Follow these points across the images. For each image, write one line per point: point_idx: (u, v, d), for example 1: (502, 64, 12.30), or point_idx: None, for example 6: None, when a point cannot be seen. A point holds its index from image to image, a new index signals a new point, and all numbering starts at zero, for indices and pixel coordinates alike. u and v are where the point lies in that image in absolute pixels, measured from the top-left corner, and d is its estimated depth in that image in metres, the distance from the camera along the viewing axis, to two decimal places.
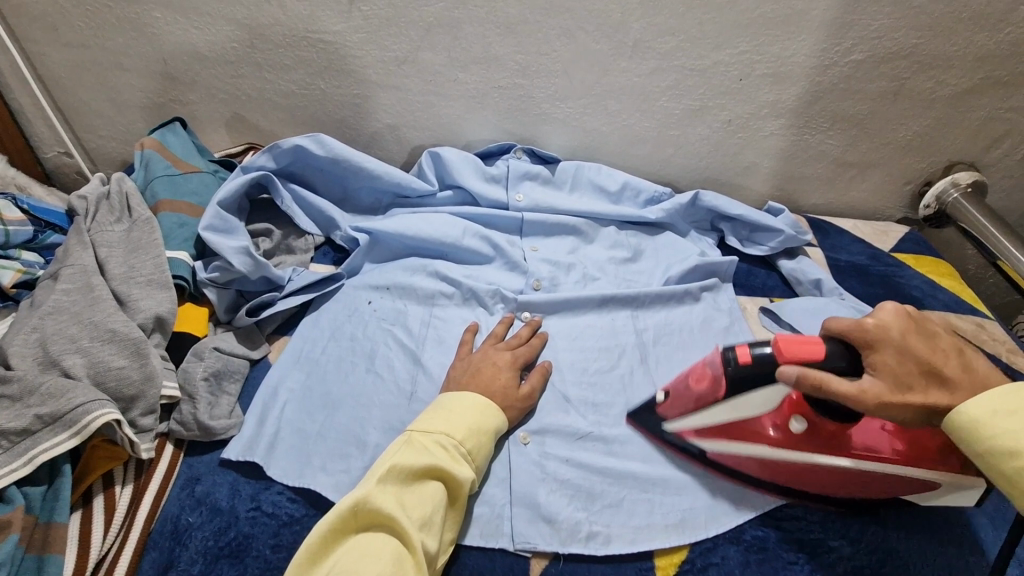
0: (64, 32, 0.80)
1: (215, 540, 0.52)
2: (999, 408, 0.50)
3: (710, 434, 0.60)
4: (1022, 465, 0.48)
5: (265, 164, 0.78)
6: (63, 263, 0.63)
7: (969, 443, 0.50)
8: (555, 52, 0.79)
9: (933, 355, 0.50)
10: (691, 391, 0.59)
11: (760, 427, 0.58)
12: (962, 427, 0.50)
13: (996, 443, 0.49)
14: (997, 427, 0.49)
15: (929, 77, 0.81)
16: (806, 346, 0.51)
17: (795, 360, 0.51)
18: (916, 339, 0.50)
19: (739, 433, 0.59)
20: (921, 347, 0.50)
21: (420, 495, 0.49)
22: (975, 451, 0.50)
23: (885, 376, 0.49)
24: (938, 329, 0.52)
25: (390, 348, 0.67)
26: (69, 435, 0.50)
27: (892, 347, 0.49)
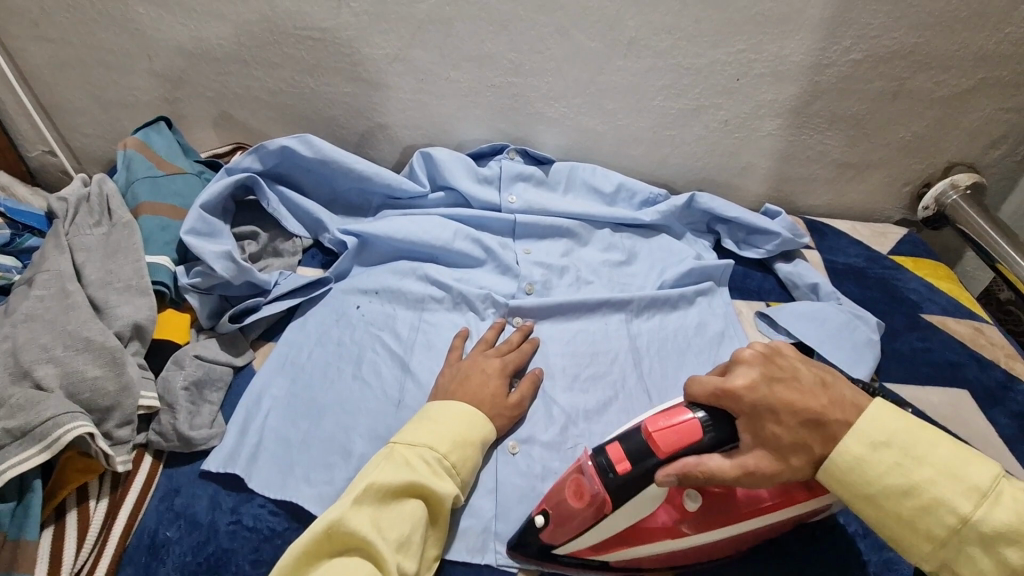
0: (47, 28, 0.78)
1: (193, 555, 0.51)
2: (876, 440, 0.45)
3: (612, 545, 0.52)
4: (914, 506, 0.44)
5: (251, 165, 0.76)
6: (38, 268, 0.62)
7: (851, 487, 0.45)
8: (549, 50, 0.78)
9: (803, 400, 0.46)
10: (574, 511, 0.51)
11: (654, 522, 0.52)
12: (844, 470, 0.45)
13: (886, 484, 0.44)
14: (880, 466, 0.44)
15: (928, 76, 0.80)
16: (676, 432, 0.47)
17: (673, 452, 0.47)
18: (782, 388, 0.47)
19: (636, 537, 0.52)
20: (792, 396, 0.46)
21: (398, 514, 0.48)
22: (859, 495, 0.45)
23: (765, 444, 0.46)
24: (797, 363, 0.49)
25: (377, 353, 0.66)
26: (39, 449, 0.49)
27: (764, 410, 0.46)
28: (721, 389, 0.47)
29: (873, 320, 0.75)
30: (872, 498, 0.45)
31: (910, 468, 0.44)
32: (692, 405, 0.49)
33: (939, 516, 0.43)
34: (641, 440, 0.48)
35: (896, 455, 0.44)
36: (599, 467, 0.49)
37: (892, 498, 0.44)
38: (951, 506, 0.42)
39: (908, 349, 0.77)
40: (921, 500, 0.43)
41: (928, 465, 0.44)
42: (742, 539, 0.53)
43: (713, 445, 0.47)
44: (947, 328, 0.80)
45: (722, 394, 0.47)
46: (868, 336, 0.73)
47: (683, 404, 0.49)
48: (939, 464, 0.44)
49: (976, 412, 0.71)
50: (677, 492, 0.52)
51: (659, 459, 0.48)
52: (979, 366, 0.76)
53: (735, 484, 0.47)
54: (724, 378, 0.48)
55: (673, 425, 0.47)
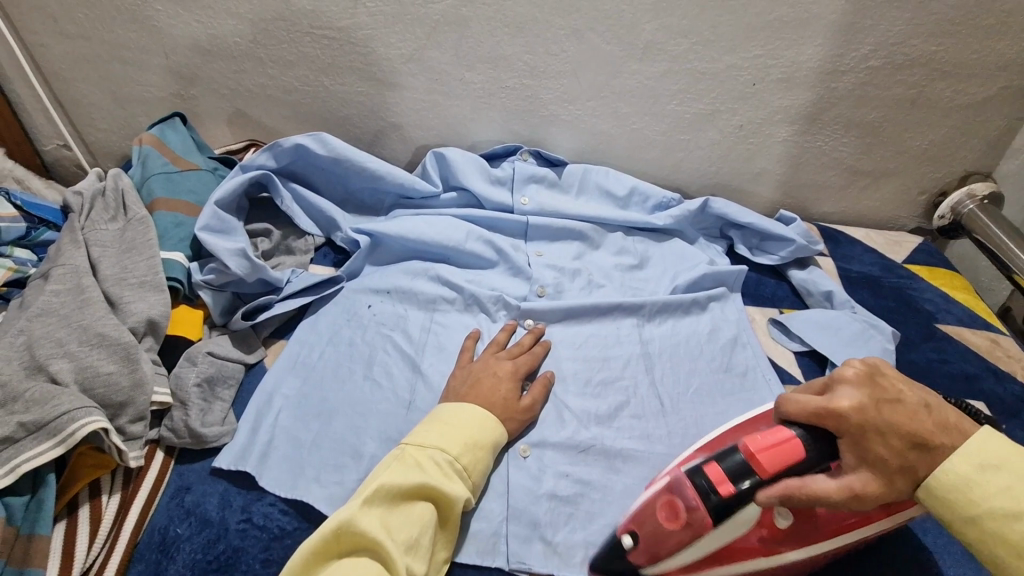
0: (65, 23, 0.79)
1: (204, 553, 0.51)
2: (986, 461, 0.45)
3: (700, 563, 0.51)
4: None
5: (264, 162, 0.77)
6: (53, 263, 0.62)
7: (956, 507, 0.45)
8: (564, 53, 0.77)
9: (912, 424, 0.45)
10: (666, 531, 0.49)
11: (747, 541, 0.50)
12: (949, 487, 0.45)
13: (992, 505, 0.44)
14: (988, 486, 0.44)
15: (948, 84, 0.79)
16: (782, 452, 0.46)
17: (776, 473, 0.46)
18: (889, 410, 0.46)
19: (727, 557, 0.51)
20: (900, 419, 0.45)
21: (406, 516, 0.48)
22: (964, 516, 0.45)
23: (870, 465, 0.45)
24: (901, 384, 0.48)
25: (388, 354, 0.66)
26: (53, 444, 0.49)
27: (873, 432, 0.45)
28: (826, 410, 0.46)
29: (887, 330, 0.74)
30: (977, 519, 0.44)
31: (1022, 492, 0.44)
32: (792, 424, 0.48)
33: None
34: (742, 458, 0.47)
35: (1011, 481, 0.44)
36: (700, 491, 0.47)
37: (999, 521, 0.44)
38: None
39: (925, 361, 0.76)
40: None
41: None
42: (821, 556, 0.53)
43: (814, 464, 0.46)
44: (962, 339, 0.79)
45: (827, 414, 0.46)
46: (883, 346, 0.72)
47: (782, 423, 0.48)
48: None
49: (993, 426, 0.70)
50: (767, 512, 0.50)
51: (760, 481, 0.46)
52: (996, 378, 0.75)
53: (847, 506, 0.46)
54: (829, 397, 0.47)
55: (775, 437, 0.47)
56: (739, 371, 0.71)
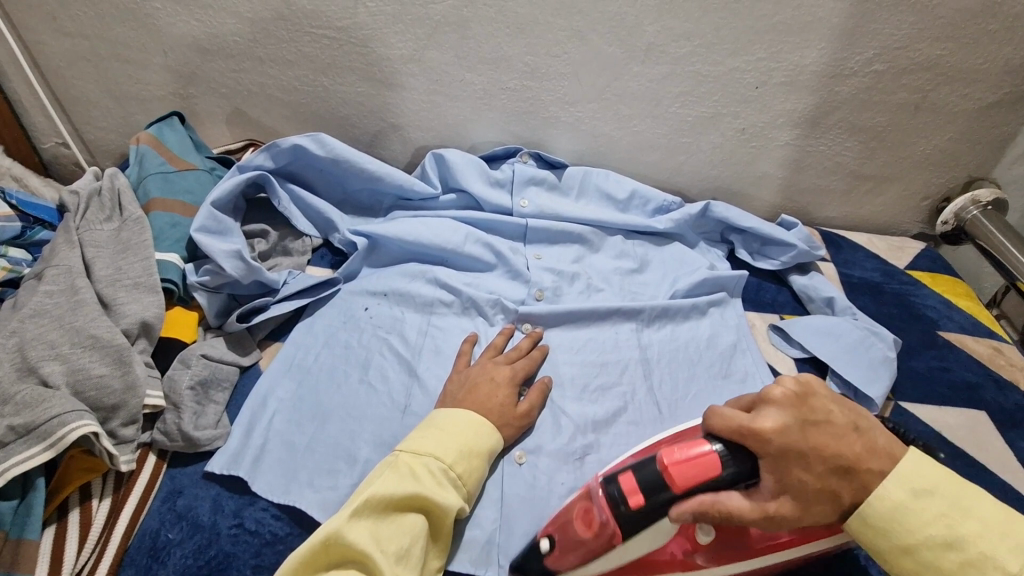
0: (63, 21, 0.78)
1: (194, 558, 0.50)
2: (918, 487, 0.44)
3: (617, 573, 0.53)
4: (959, 561, 0.43)
5: (262, 163, 0.76)
6: (47, 263, 0.62)
7: (894, 537, 0.44)
8: (566, 54, 0.77)
9: (836, 447, 0.45)
10: (581, 538, 0.50)
11: (664, 554, 0.52)
12: (886, 517, 0.44)
13: (928, 535, 0.43)
14: (923, 514, 0.44)
15: (952, 89, 0.78)
16: (694, 467, 0.46)
17: (688, 487, 0.46)
18: (813, 433, 0.45)
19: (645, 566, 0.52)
20: (823, 442, 0.45)
21: (397, 526, 0.47)
22: (899, 545, 0.44)
23: (789, 490, 0.45)
24: (832, 406, 0.47)
25: (384, 357, 0.65)
26: (44, 448, 0.48)
27: (794, 455, 0.44)
28: (747, 430, 0.45)
29: (888, 337, 0.73)
30: (910, 550, 0.44)
31: (955, 519, 0.43)
32: (713, 439, 0.47)
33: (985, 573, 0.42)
34: (654, 470, 0.47)
35: (942, 508, 0.44)
36: (610, 499, 0.48)
37: (933, 550, 0.43)
38: (989, 555, 0.42)
39: (926, 369, 0.75)
40: (964, 555, 0.42)
41: (972, 518, 0.43)
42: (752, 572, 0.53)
43: (733, 481, 0.46)
44: (964, 347, 0.79)
45: (749, 435, 0.45)
46: (884, 354, 0.71)
47: (704, 438, 0.48)
48: (980, 516, 0.43)
49: (994, 436, 0.69)
50: (690, 527, 0.51)
51: (673, 492, 0.46)
52: (997, 387, 0.74)
53: (761, 526, 0.46)
54: (751, 417, 0.46)
55: (692, 453, 0.46)
56: (737, 377, 0.70)
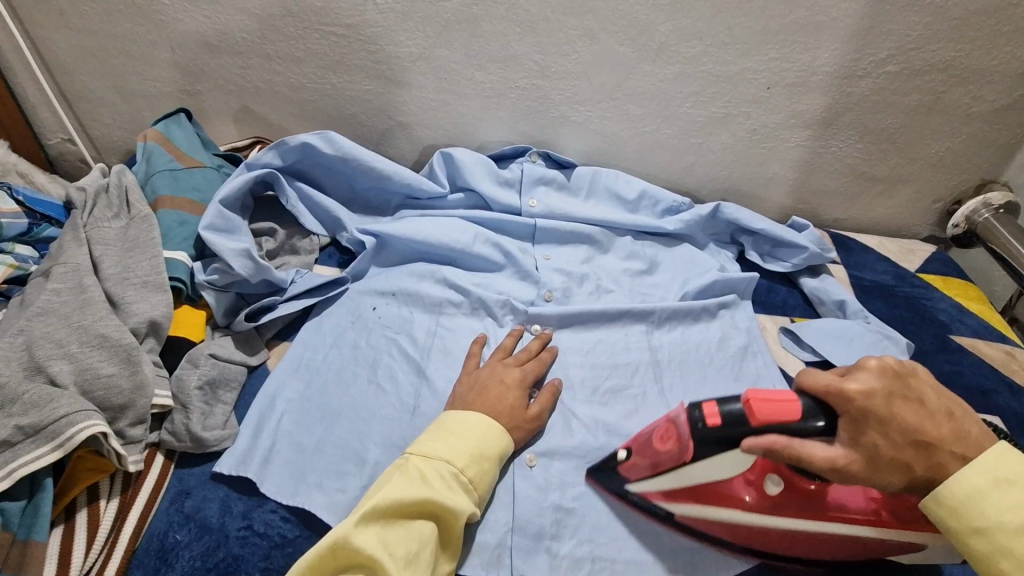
0: (70, 16, 0.78)
1: (203, 561, 0.50)
2: (1001, 477, 0.44)
3: (681, 498, 0.54)
4: None
5: (271, 161, 0.76)
6: (55, 260, 0.61)
7: (965, 516, 0.45)
8: (576, 53, 0.76)
9: (921, 424, 0.45)
10: (653, 453, 0.54)
11: (732, 490, 0.53)
12: (960, 496, 0.45)
13: (1002, 519, 0.43)
14: (1000, 499, 0.44)
15: (966, 91, 0.77)
16: (778, 405, 0.47)
17: (767, 421, 0.47)
18: (903, 406, 0.45)
19: (709, 500, 0.53)
20: (909, 415, 0.45)
21: (405, 531, 0.47)
22: (971, 526, 0.44)
23: (863, 449, 0.45)
24: (929, 390, 0.47)
25: (393, 358, 0.64)
26: (52, 448, 0.48)
27: (875, 419, 0.44)
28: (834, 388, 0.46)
29: (901, 340, 0.72)
30: (984, 532, 0.44)
31: None
32: (801, 393, 0.48)
33: None
34: (737, 404, 0.49)
35: (1023, 498, 0.44)
36: (689, 418, 0.50)
37: (1008, 534, 0.43)
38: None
39: (940, 373, 0.75)
40: None
41: None
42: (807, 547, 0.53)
43: (811, 430, 0.46)
44: (977, 351, 0.78)
45: (835, 392, 0.46)
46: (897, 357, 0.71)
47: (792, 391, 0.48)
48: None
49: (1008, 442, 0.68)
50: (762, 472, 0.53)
51: (747, 427, 0.48)
52: (1010, 393, 0.73)
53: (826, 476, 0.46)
54: (842, 377, 0.46)
55: (777, 396, 0.48)
56: (749, 380, 0.70)
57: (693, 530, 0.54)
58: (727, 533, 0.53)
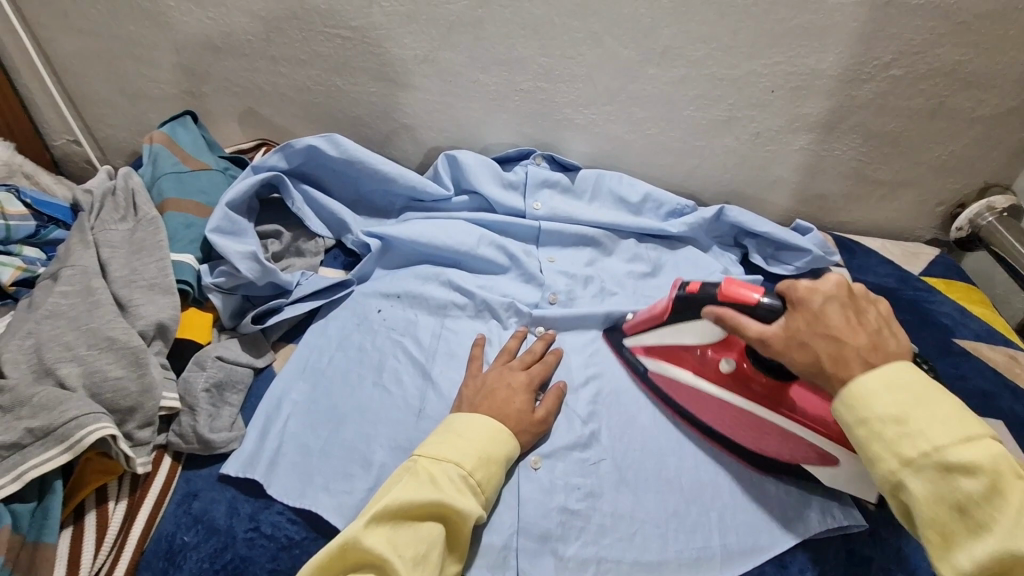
0: (76, 18, 0.78)
1: (211, 562, 0.50)
2: (889, 380, 0.45)
3: (655, 354, 0.67)
4: (900, 433, 0.44)
5: (276, 163, 0.76)
6: (63, 263, 0.62)
7: (852, 408, 0.46)
8: (580, 56, 0.76)
9: (848, 325, 0.49)
10: (646, 317, 0.67)
11: (696, 357, 0.65)
12: (859, 396, 0.46)
13: (881, 411, 0.45)
14: (884, 396, 0.45)
15: (969, 95, 0.77)
16: (745, 287, 0.56)
17: (728, 295, 0.57)
18: (838, 310, 0.50)
19: (673, 359, 0.66)
20: (839, 315, 0.49)
21: (415, 533, 0.47)
22: (859, 417, 0.46)
23: (786, 331, 0.51)
24: (874, 312, 0.50)
25: (398, 360, 0.65)
26: (61, 450, 0.48)
27: (807, 309, 0.50)
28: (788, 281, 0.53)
29: None
30: (866, 423, 0.45)
31: (912, 404, 0.44)
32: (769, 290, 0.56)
33: (918, 445, 0.43)
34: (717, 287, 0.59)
35: (902, 396, 0.45)
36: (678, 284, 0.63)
37: (882, 423, 0.44)
38: (930, 438, 0.43)
39: (942, 376, 0.75)
40: (906, 430, 0.44)
41: (927, 407, 0.44)
42: (747, 430, 0.61)
43: (762, 313, 0.54)
44: (980, 354, 0.78)
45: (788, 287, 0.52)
46: None
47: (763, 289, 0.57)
48: (937, 412, 0.43)
49: (1012, 446, 0.68)
50: (727, 350, 0.63)
51: (715, 299, 0.58)
52: (1014, 396, 0.73)
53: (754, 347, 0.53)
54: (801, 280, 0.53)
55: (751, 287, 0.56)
56: None
57: (658, 389, 0.66)
58: (682, 394, 0.64)
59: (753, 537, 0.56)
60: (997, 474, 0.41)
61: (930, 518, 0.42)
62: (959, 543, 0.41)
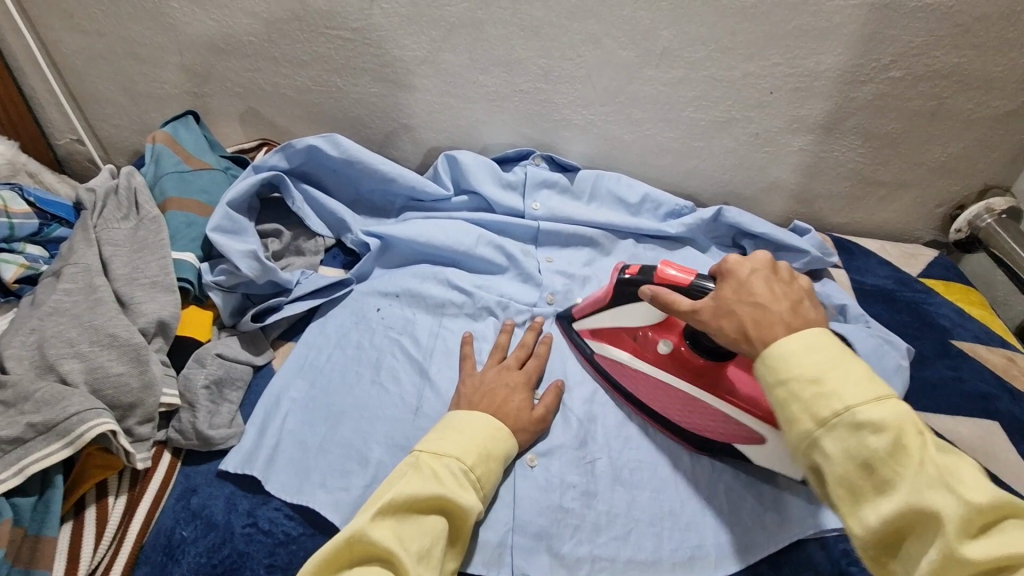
0: (81, 19, 0.79)
1: (208, 557, 0.51)
2: (808, 342, 0.44)
3: (600, 336, 0.67)
4: (817, 394, 0.42)
5: (277, 163, 0.76)
6: (66, 261, 0.62)
7: (772, 368, 0.45)
8: (579, 57, 0.77)
9: (770, 292, 0.49)
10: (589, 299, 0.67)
11: (637, 340, 0.65)
12: (781, 356, 0.45)
13: (800, 372, 0.43)
14: (803, 358, 0.44)
15: (968, 97, 0.78)
16: (680, 272, 0.56)
17: (667, 279, 0.57)
18: (764, 280, 0.50)
19: (614, 339, 0.66)
20: (762, 284, 0.49)
21: (419, 527, 0.47)
22: (778, 377, 0.44)
23: (714, 302, 0.51)
24: (800, 284, 0.50)
25: (396, 358, 0.65)
26: (62, 445, 0.49)
27: (734, 279, 0.51)
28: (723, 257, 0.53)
29: (901, 346, 0.73)
30: (785, 383, 0.44)
31: (828, 365, 0.43)
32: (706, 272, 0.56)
33: (831, 404, 0.42)
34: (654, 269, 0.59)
35: (819, 357, 0.44)
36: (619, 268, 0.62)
37: (800, 383, 0.43)
38: (843, 398, 0.42)
39: (938, 377, 0.75)
40: (823, 390, 0.42)
41: (842, 368, 0.43)
42: (684, 412, 0.62)
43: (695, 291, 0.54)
44: (978, 356, 0.78)
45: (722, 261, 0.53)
46: (898, 362, 0.71)
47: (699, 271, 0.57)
48: (851, 371, 0.43)
49: (1008, 447, 0.68)
50: (667, 331, 0.64)
51: (650, 281, 0.59)
52: (1011, 397, 0.73)
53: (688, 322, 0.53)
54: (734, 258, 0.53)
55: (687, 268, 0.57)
56: None
57: (602, 371, 0.67)
58: (621, 374, 0.65)
59: (746, 537, 0.57)
60: (903, 430, 0.40)
61: (841, 480, 0.41)
62: (868, 501, 0.41)
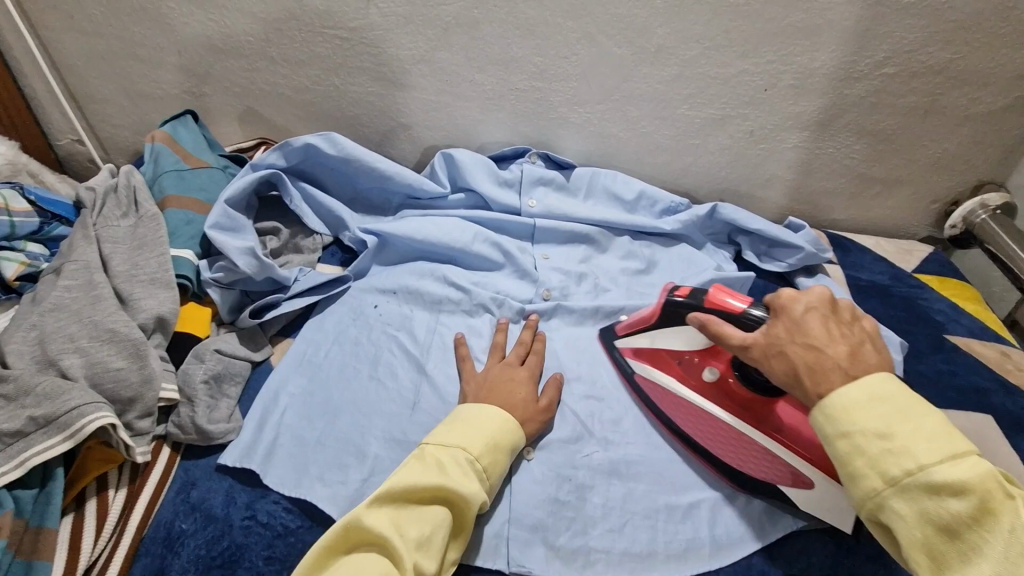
0: (80, 20, 0.79)
1: (207, 549, 0.51)
2: (873, 393, 0.44)
3: (642, 356, 0.67)
4: (884, 449, 0.43)
5: (275, 161, 0.77)
6: (66, 259, 0.63)
7: (830, 418, 0.45)
8: (574, 56, 0.77)
9: (827, 336, 0.48)
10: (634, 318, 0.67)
11: (681, 364, 0.65)
12: (840, 407, 0.45)
13: (864, 427, 0.44)
14: (868, 411, 0.44)
15: (961, 94, 0.78)
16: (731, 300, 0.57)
17: (718, 304, 0.58)
18: (820, 321, 0.49)
19: (655, 361, 0.66)
20: (818, 326, 0.49)
21: (418, 515, 0.48)
22: (841, 430, 0.45)
23: (764, 338, 0.51)
24: (859, 328, 0.49)
25: (394, 354, 0.66)
26: (63, 438, 0.50)
27: (788, 318, 0.50)
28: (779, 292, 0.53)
29: (896, 340, 0.73)
30: (849, 437, 0.44)
31: (898, 421, 0.43)
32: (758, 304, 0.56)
33: (901, 461, 0.42)
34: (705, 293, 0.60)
35: (888, 411, 0.44)
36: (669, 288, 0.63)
37: (866, 438, 0.44)
38: (915, 456, 0.42)
39: (932, 372, 0.76)
40: (891, 446, 0.43)
41: (914, 423, 0.43)
42: (726, 442, 0.60)
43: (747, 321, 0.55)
44: (971, 351, 0.79)
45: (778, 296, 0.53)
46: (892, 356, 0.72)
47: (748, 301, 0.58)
48: (923, 427, 0.43)
49: (1001, 441, 0.69)
50: (714, 359, 0.64)
51: (701, 305, 0.59)
52: (1005, 391, 0.74)
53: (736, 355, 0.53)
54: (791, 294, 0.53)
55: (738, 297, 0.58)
56: None
57: (642, 392, 0.66)
58: (663, 397, 0.64)
59: (738, 529, 0.57)
60: (986, 492, 0.40)
61: (917, 542, 0.42)
62: (951, 567, 0.41)
